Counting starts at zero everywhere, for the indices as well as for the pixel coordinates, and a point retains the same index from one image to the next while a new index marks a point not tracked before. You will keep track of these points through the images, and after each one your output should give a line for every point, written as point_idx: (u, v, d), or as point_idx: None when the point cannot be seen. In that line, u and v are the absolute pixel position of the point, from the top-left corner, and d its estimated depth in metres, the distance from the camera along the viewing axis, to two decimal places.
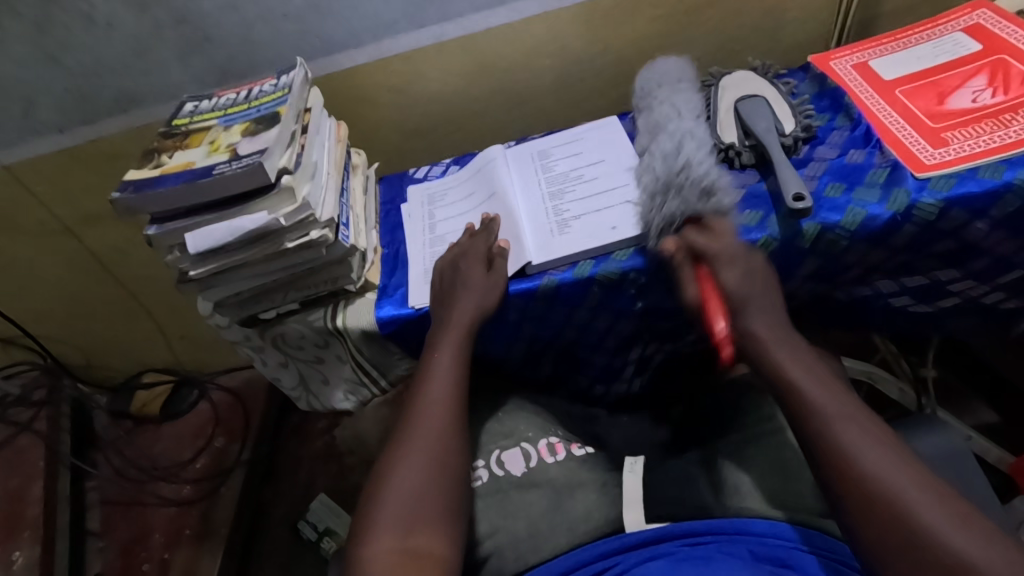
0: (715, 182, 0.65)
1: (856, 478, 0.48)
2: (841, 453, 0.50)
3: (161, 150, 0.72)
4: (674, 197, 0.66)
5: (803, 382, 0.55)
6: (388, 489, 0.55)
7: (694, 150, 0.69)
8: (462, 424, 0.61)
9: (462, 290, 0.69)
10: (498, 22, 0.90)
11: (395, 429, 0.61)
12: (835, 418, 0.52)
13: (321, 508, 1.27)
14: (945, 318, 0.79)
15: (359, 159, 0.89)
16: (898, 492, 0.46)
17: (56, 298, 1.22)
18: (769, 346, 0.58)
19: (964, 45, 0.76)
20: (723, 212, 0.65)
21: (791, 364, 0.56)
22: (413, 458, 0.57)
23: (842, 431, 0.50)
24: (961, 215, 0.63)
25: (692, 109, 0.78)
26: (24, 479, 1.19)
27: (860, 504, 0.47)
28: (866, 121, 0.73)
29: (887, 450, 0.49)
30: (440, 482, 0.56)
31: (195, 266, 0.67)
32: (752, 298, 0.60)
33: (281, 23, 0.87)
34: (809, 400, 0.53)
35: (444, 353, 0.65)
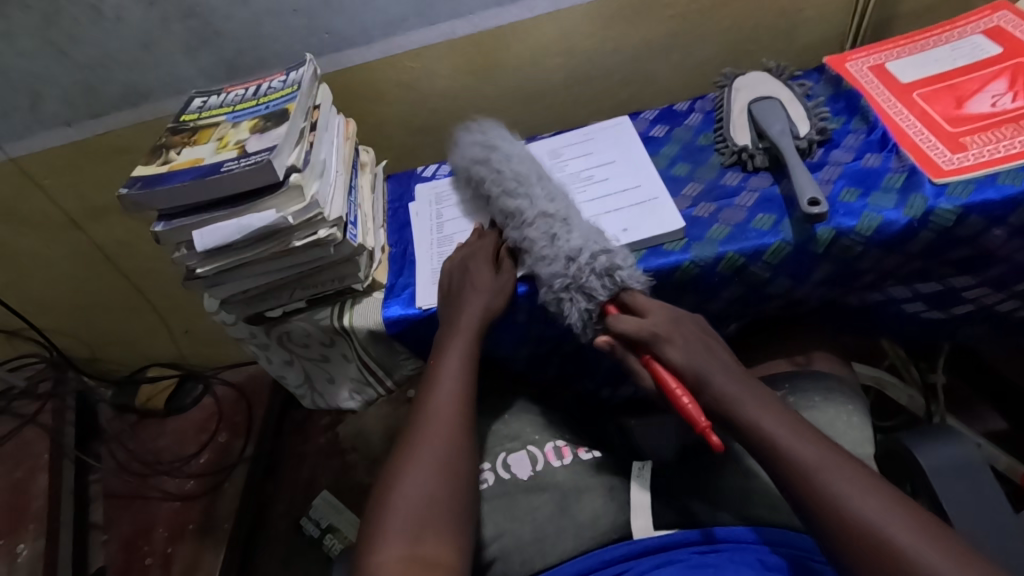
0: (612, 258, 0.63)
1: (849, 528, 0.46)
2: (831, 504, 0.47)
3: (169, 146, 0.71)
4: (591, 282, 0.63)
5: (780, 434, 0.52)
6: (395, 494, 0.54)
7: (565, 233, 0.65)
8: (470, 429, 0.60)
9: (470, 291, 0.68)
10: (509, 19, 0.89)
11: (403, 433, 0.60)
12: (816, 468, 0.49)
13: (324, 505, 1.26)
14: (958, 325, 0.78)
15: (367, 156, 0.88)
16: (892, 540, 0.45)
17: (61, 291, 1.22)
18: (735, 405, 0.55)
19: (984, 48, 0.75)
20: (631, 286, 0.64)
21: (760, 415, 0.53)
22: (421, 462, 0.56)
23: (826, 481, 0.48)
24: (978, 221, 0.62)
25: (531, 182, 0.71)
26: (28, 472, 1.19)
27: (853, 554, 0.46)
28: (882, 124, 0.72)
29: (880, 497, 0.47)
30: (448, 487, 0.55)
31: (202, 262, 0.67)
32: (703, 369, 0.57)
33: (290, 18, 0.87)
34: (789, 453, 0.51)
35: (451, 355, 0.64)
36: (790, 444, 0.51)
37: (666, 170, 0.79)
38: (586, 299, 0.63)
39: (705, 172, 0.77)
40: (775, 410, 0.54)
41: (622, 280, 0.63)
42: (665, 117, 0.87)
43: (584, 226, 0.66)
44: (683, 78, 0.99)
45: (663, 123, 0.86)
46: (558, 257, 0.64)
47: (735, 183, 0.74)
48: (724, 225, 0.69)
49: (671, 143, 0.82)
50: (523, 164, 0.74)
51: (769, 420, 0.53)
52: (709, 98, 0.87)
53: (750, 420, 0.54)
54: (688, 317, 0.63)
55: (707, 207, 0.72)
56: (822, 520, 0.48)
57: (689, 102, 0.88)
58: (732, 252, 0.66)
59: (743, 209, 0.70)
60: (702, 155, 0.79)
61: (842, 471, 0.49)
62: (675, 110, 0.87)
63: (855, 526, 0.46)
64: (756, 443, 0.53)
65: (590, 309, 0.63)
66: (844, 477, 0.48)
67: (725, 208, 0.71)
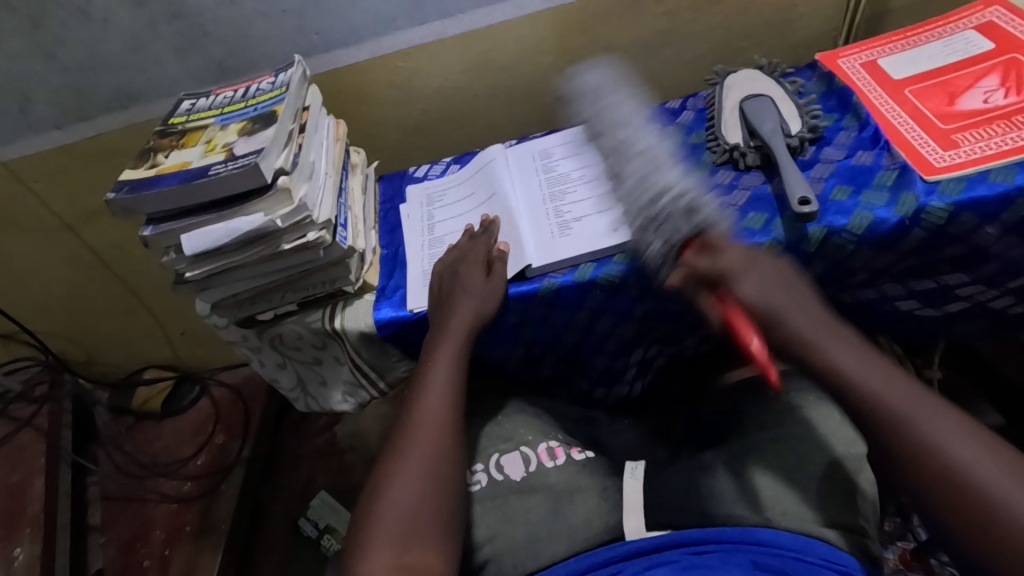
0: (693, 202, 0.60)
1: (902, 433, 0.49)
2: (919, 451, 0.48)
3: (157, 149, 0.71)
4: (672, 223, 0.60)
5: (858, 373, 0.52)
6: (385, 499, 0.54)
7: (661, 173, 0.65)
8: (458, 432, 0.60)
9: (460, 293, 0.68)
10: (499, 18, 0.89)
11: (393, 438, 0.60)
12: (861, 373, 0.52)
13: (321, 505, 1.27)
14: (952, 322, 0.78)
15: (358, 157, 0.88)
16: (937, 450, 0.47)
17: (56, 294, 1.22)
18: (813, 348, 0.54)
19: (977, 43, 0.74)
20: (719, 231, 0.60)
21: (837, 355, 0.53)
22: (410, 466, 0.56)
23: (911, 421, 0.49)
24: (971, 219, 0.62)
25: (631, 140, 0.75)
26: (25, 475, 1.20)
27: (914, 466, 0.48)
28: (874, 122, 0.71)
29: (959, 433, 0.48)
30: (436, 491, 0.55)
31: (190, 267, 0.67)
32: (783, 308, 0.56)
33: (280, 20, 0.86)
34: (873, 398, 0.51)
35: (440, 357, 0.64)
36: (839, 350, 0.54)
37: None
38: (663, 242, 0.61)
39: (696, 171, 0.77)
40: (851, 346, 0.54)
41: (701, 223, 0.60)
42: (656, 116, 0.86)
43: (653, 176, 0.65)
44: (676, 76, 0.99)
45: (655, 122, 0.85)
46: (643, 196, 0.62)
47: (726, 182, 0.73)
48: None
49: None
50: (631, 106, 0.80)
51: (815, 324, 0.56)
52: (701, 95, 0.87)
53: (827, 360, 0.54)
54: (768, 260, 0.60)
55: None
56: (883, 427, 0.50)
57: (680, 100, 0.88)
58: None
59: (734, 209, 0.70)
60: (693, 154, 0.79)
61: (930, 413, 0.49)
62: (667, 108, 0.87)
63: (910, 438, 0.49)
64: (831, 381, 0.53)
65: (669, 243, 0.60)
66: (931, 420, 0.49)
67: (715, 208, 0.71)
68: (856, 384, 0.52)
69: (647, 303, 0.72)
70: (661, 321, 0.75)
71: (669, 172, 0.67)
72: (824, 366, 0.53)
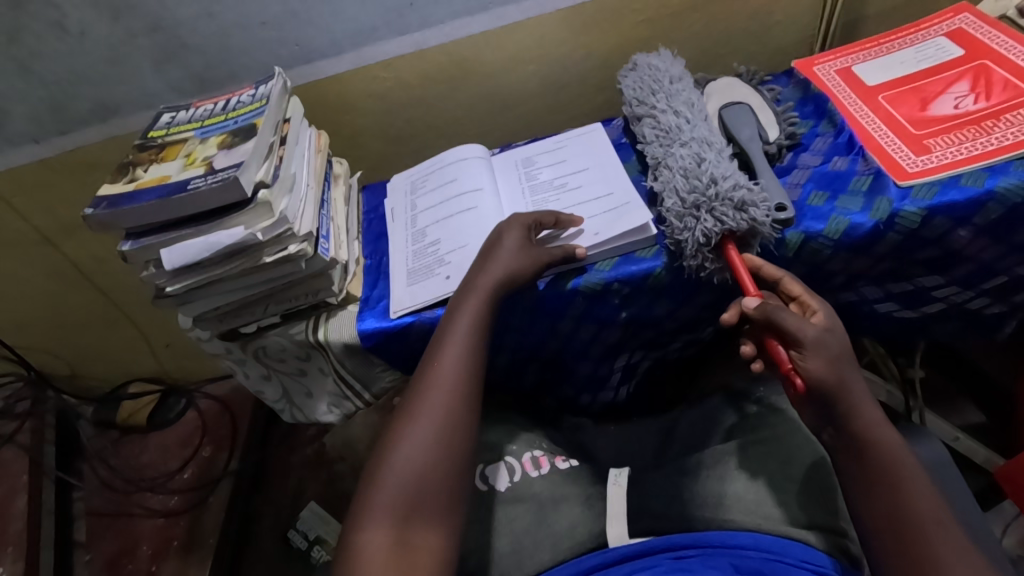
0: (749, 195, 0.63)
1: (901, 523, 0.50)
2: (914, 535, 0.49)
3: (136, 163, 0.70)
4: (721, 209, 0.63)
5: (896, 451, 0.52)
6: (390, 460, 0.55)
7: (714, 161, 0.67)
8: (469, 399, 0.60)
9: (493, 256, 0.66)
10: (478, 28, 0.89)
11: (406, 399, 0.60)
12: (884, 448, 0.52)
13: (312, 517, 1.26)
14: (930, 324, 0.79)
15: (341, 168, 0.87)
16: (930, 542, 0.48)
17: (36, 308, 1.20)
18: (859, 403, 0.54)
19: (947, 49, 0.76)
20: (759, 228, 0.63)
21: (875, 426, 0.53)
22: (418, 429, 0.57)
23: (919, 508, 0.50)
24: (944, 223, 0.63)
25: (697, 110, 0.76)
26: (7, 493, 1.18)
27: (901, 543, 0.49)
28: (848, 127, 0.72)
29: (952, 540, 0.48)
30: (444, 456, 0.55)
31: (171, 281, 0.66)
32: (842, 353, 0.55)
33: (258, 31, 0.86)
34: (906, 483, 0.51)
35: (462, 320, 0.63)
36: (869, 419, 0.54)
37: (638, 178, 0.79)
38: (715, 223, 0.63)
39: None
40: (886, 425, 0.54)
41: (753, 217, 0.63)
42: None
43: (725, 165, 0.67)
44: None
45: None
46: (700, 179, 0.66)
47: None
48: None
49: None
50: (679, 87, 0.79)
51: (855, 385, 0.54)
52: None
53: (865, 426, 0.53)
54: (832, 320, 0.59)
55: None
56: (883, 507, 0.51)
57: None
58: None
59: None
60: None
61: (940, 516, 0.50)
62: None
63: (911, 523, 0.49)
64: (858, 441, 0.53)
65: (711, 234, 0.63)
66: (934, 515, 0.50)
67: None
68: (895, 462, 0.52)
69: (629, 310, 0.73)
70: (643, 327, 0.76)
71: (720, 157, 0.68)
72: (857, 426, 0.53)
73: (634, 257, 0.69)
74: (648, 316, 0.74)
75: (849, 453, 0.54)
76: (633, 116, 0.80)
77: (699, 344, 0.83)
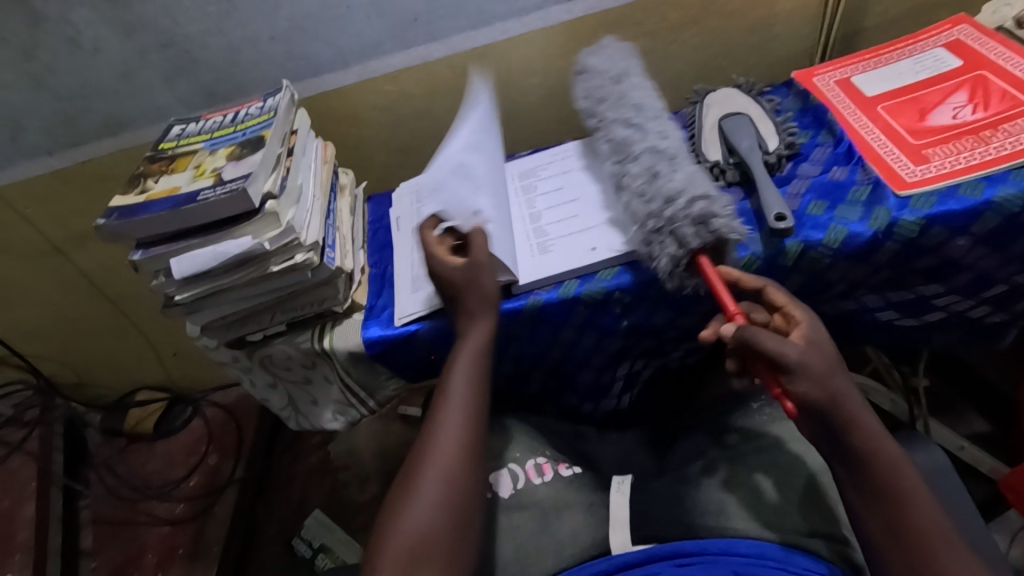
0: (703, 205, 0.63)
1: (912, 543, 0.50)
2: (926, 555, 0.49)
3: (146, 175, 0.72)
4: (679, 228, 0.63)
5: (902, 469, 0.52)
6: (401, 522, 0.54)
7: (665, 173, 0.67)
8: (475, 445, 0.60)
9: (484, 303, 0.66)
10: (482, 42, 0.91)
11: (413, 452, 0.61)
12: (885, 459, 0.52)
13: (315, 525, 1.27)
14: (931, 332, 0.79)
15: (347, 179, 0.89)
16: (940, 560, 0.49)
17: (46, 318, 1.22)
18: (861, 418, 0.54)
19: (946, 60, 0.77)
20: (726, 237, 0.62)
21: (881, 443, 0.53)
22: (423, 483, 0.57)
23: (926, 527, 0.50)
24: (942, 232, 0.63)
25: (648, 116, 0.76)
26: (15, 501, 1.19)
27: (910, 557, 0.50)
28: (847, 138, 0.73)
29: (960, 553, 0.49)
30: (452, 501, 0.56)
31: (180, 290, 0.67)
32: (835, 372, 0.55)
33: (267, 45, 0.88)
34: (913, 502, 0.51)
35: (462, 367, 0.64)
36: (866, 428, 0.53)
37: None
38: (678, 246, 0.63)
39: None
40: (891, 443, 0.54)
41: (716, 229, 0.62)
42: None
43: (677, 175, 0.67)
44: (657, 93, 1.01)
45: None
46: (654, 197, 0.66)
47: None
48: None
49: None
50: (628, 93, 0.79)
51: (850, 398, 0.54)
52: (681, 113, 0.89)
53: (871, 450, 0.53)
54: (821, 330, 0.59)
55: None
56: (889, 522, 0.51)
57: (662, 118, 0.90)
58: None
59: None
60: None
61: (946, 532, 0.50)
62: None
63: (920, 542, 0.50)
64: (866, 465, 0.53)
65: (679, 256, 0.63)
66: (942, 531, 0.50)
67: None
68: (900, 481, 0.52)
69: (631, 319, 0.73)
70: (646, 336, 0.77)
71: (674, 164, 0.69)
72: (861, 449, 0.53)
73: (635, 266, 0.70)
74: (650, 324, 0.75)
75: (854, 474, 0.53)
76: (589, 128, 0.82)
77: (702, 352, 0.83)
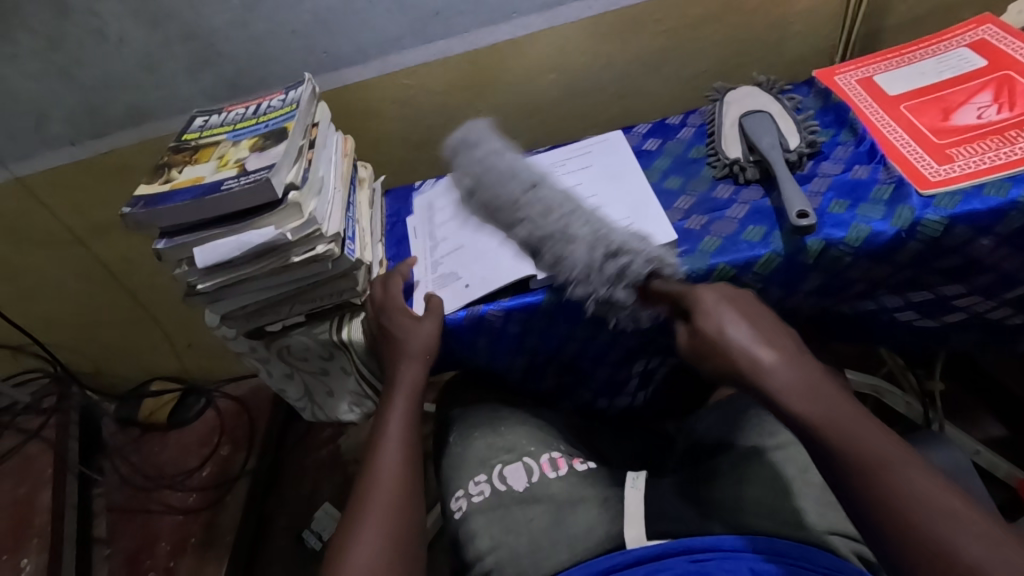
0: (617, 261, 0.65)
1: (862, 478, 0.43)
2: (881, 493, 0.42)
3: (170, 165, 0.73)
4: (609, 292, 0.66)
5: (829, 411, 0.47)
6: (345, 564, 0.54)
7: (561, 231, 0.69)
8: (415, 486, 0.62)
9: (407, 356, 0.69)
10: (502, 37, 0.91)
11: (352, 497, 0.61)
12: (836, 417, 0.46)
13: (325, 518, 1.28)
14: (950, 334, 0.78)
15: (366, 172, 0.89)
16: (894, 492, 0.42)
17: (65, 306, 1.23)
18: (776, 369, 0.50)
19: (970, 60, 0.76)
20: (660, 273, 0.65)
21: (807, 395, 0.48)
22: (366, 526, 0.57)
23: (881, 470, 0.43)
24: (965, 231, 0.63)
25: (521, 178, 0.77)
26: (32, 487, 1.20)
27: (899, 533, 0.41)
28: (870, 136, 0.73)
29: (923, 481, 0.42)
30: (395, 543, 0.56)
31: (202, 279, 0.68)
32: (738, 332, 0.53)
33: (289, 39, 0.89)
34: (841, 436, 0.45)
35: (394, 415, 0.67)
36: (799, 388, 0.49)
37: (658, 184, 0.80)
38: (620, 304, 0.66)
39: (696, 185, 0.78)
40: (820, 387, 0.49)
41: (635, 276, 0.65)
42: (657, 131, 0.88)
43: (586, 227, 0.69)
44: (675, 92, 1.01)
45: (656, 137, 0.87)
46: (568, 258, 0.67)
47: (726, 196, 0.75)
48: (715, 237, 0.70)
49: (664, 156, 0.84)
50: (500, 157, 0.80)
51: (767, 360, 0.51)
52: (701, 111, 0.89)
53: (796, 404, 0.48)
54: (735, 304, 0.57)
55: (699, 220, 0.73)
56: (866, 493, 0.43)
57: (681, 116, 0.90)
58: (723, 265, 0.67)
59: (734, 222, 0.71)
60: (694, 167, 0.81)
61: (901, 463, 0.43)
62: (667, 123, 0.89)
63: (862, 477, 0.43)
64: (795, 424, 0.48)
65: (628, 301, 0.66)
66: (896, 464, 0.43)
67: (716, 220, 0.72)
68: (831, 423, 0.46)
69: None
70: (662, 333, 0.77)
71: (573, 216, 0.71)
72: (787, 408, 0.48)
73: None
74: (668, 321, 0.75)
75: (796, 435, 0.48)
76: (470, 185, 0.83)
77: None
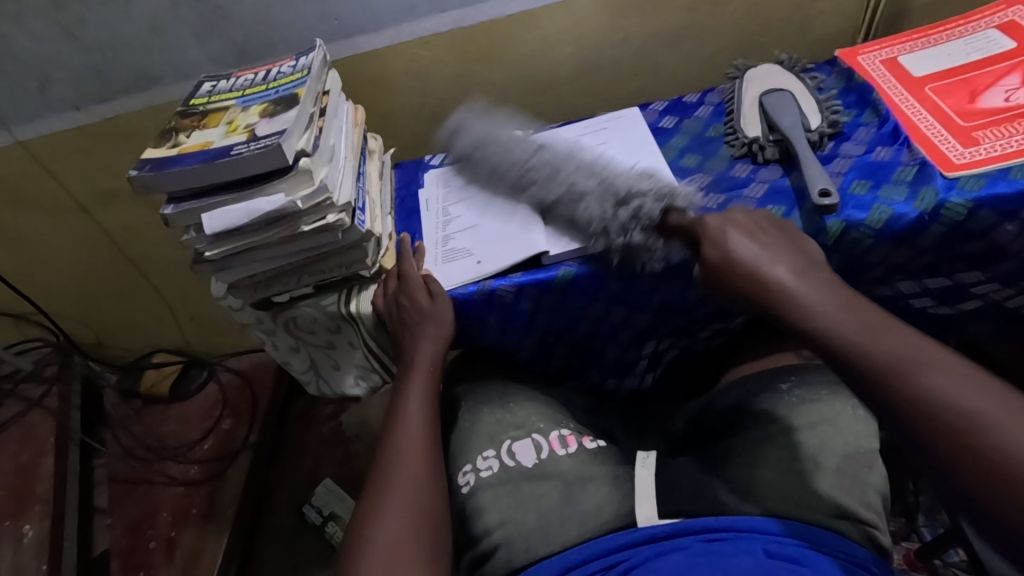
0: (633, 202, 0.66)
1: (886, 367, 0.47)
2: (916, 393, 0.45)
3: (178, 129, 0.71)
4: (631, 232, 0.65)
5: (838, 326, 0.50)
6: (371, 532, 0.55)
7: (565, 191, 0.69)
8: (434, 461, 0.63)
9: (424, 334, 0.70)
10: (518, 8, 0.89)
11: (373, 471, 0.62)
12: (854, 339, 0.49)
13: (326, 493, 1.27)
14: (965, 323, 0.77)
15: (376, 144, 0.88)
16: (916, 382, 0.45)
17: (68, 275, 1.22)
18: (804, 295, 0.53)
19: (998, 42, 0.74)
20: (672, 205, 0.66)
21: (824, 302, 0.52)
22: (388, 498, 0.58)
23: (915, 375, 0.45)
24: (990, 216, 0.62)
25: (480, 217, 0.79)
26: (35, 455, 1.20)
27: (949, 458, 0.42)
28: (893, 117, 0.71)
29: (949, 372, 0.45)
30: (418, 514, 0.57)
31: (210, 246, 0.66)
32: (761, 262, 0.56)
33: (300, 4, 0.86)
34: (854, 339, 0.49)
35: (413, 393, 0.68)
36: (824, 309, 0.51)
37: (675, 162, 0.79)
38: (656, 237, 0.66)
39: (714, 163, 0.77)
40: (837, 296, 0.52)
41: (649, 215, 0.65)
42: (674, 108, 0.86)
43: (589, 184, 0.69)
44: (693, 71, 0.99)
45: (673, 114, 0.86)
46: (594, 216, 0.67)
47: (745, 174, 0.74)
48: None
49: (680, 134, 0.82)
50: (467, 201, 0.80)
51: (784, 276, 0.54)
52: (720, 90, 0.87)
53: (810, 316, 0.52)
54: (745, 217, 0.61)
55: (716, 198, 0.72)
56: (894, 394, 0.46)
57: (699, 94, 0.88)
58: None
59: (753, 201, 0.70)
60: (711, 146, 0.79)
61: (934, 357, 0.46)
62: (684, 101, 0.87)
63: (887, 367, 0.46)
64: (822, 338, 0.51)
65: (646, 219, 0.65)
66: (927, 367, 0.45)
67: (734, 199, 0.71)
68: (840, 329, 0.50)
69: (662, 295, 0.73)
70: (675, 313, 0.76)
71: (557, 177, 0.71)
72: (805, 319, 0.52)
73: None
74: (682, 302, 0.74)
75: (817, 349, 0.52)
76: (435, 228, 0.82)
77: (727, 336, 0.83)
